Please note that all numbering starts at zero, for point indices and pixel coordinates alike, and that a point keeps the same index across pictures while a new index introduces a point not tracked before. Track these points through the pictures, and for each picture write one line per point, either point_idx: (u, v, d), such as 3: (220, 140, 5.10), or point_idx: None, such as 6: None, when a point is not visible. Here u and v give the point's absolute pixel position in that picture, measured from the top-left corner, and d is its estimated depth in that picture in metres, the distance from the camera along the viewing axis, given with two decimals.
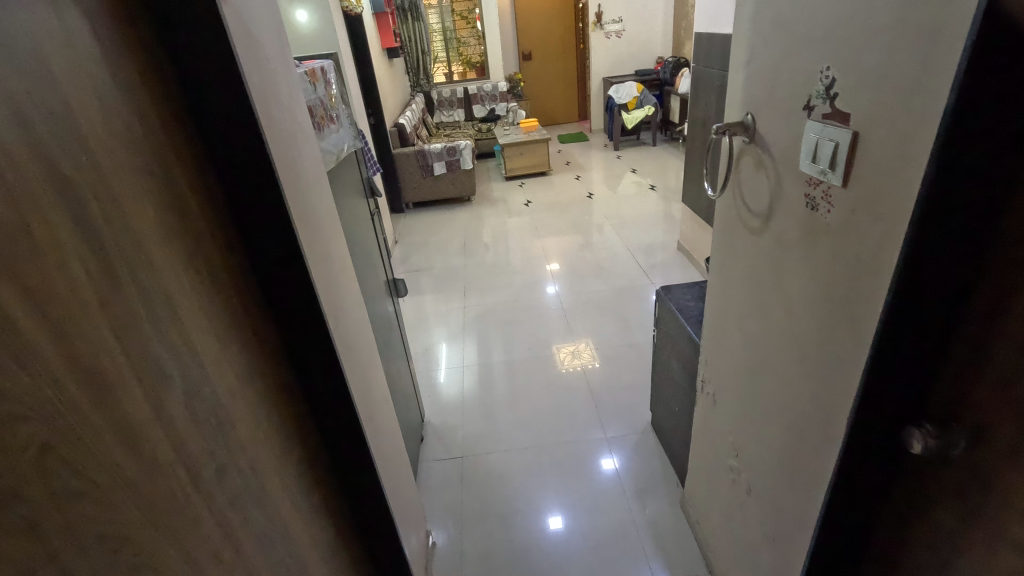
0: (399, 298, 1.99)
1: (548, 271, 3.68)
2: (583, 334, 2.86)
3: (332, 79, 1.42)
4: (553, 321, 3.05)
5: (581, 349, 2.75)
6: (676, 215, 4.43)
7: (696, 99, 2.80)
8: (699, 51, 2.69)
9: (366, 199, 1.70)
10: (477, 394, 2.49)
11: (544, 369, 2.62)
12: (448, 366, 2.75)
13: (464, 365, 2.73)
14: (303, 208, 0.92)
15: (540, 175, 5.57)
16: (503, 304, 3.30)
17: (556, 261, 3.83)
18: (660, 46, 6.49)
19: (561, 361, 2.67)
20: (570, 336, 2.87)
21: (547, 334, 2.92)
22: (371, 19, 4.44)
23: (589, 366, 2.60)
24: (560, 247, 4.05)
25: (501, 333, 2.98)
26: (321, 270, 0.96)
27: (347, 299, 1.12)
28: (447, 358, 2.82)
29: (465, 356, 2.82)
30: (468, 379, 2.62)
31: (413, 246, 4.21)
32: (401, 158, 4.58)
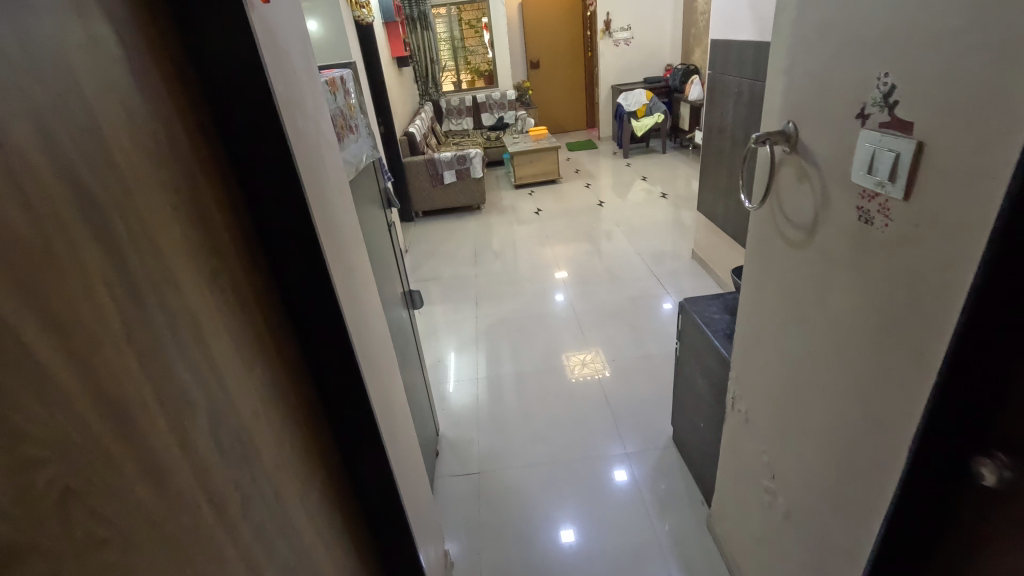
0: (414, 309, 1.94)
1: (558, 280, 3.64)
2: (596, 345, 2.82)
3: (351, 88, 1.40)
4: (565, 330, 3.01)
5: (592, 358, 2.72)
6: (687, 223, 4.39)
7: (712, 106, 2.76)
8: (715, 58, 2.66)
9: (383, 209, 1.67)
10: (490, 406, 2.45)
11: (557, 380, 2.58)
12: (458, 377, 2.70)
13: (475, 376, 2.69)
14: (328, 221, 0.88)
15: (549, 183, 5.55)
16: (515, 314, 3.26)
17: (565, 270, 3.80)
18: (669, 53, 6.48)
19: (571, 370, 2.64)
20: (582, 346, 2.83)
21: (561, 344, 2.88)
22: (381, 28, 4.44)
23: (600, 376, 2.57)
24: (570, 255, 4.02)
25: (512, 344, 2.94)
26: (345, 285, 0.92)
27: (369, 313, 1.08)
28: (458, 369, 2.78)
29: (477, 367, 2.78)
30: (481, 390, 2.57)
31: (423, 255, 4.18)
32: (411, 167, 4.57)
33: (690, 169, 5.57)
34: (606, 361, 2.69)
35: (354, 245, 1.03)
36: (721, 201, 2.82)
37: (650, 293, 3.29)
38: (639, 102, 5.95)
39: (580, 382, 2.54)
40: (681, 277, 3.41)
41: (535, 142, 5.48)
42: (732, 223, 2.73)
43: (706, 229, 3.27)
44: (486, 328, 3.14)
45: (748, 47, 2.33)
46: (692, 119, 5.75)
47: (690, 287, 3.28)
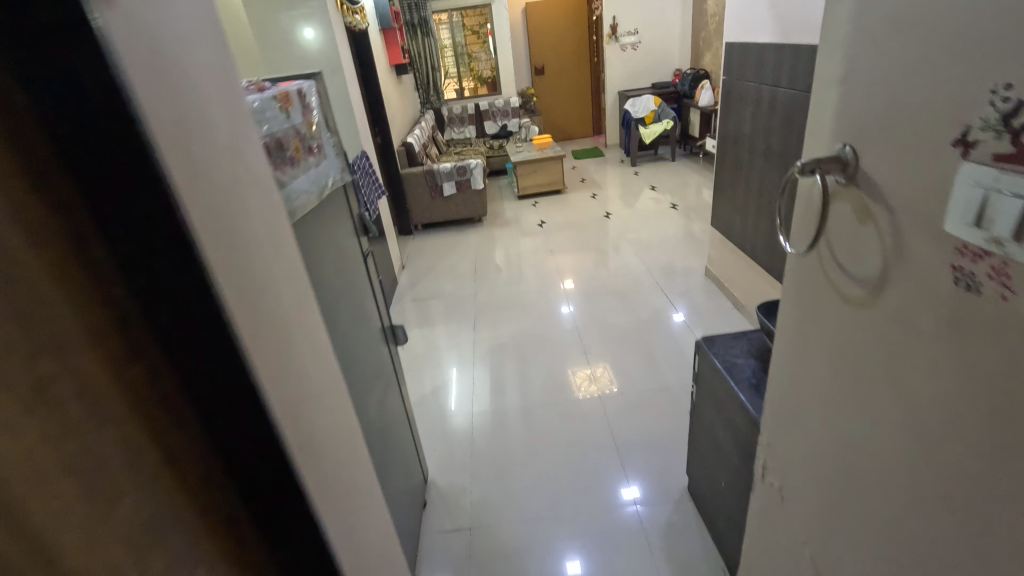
0: (398, 345, 1.74)
1: (563, 291, 3.52)
2: (604, 362, 2.68)
3: (314, 103, 1.20)
4: (569, 353, 2.81)
5: (598, 374, 2.61)
6: (699, 235, 4.17)
7: (727, 114, 2.55)
8: (730, 63, 2.46)
9: (359, 238, 1.48)
10: (490, 437, 2.29)
11: (562, 405, 2.42)
12: (458, 400, 2.56)
13: (475, 401, 2.54)
14: (249, 281, 0.68)
15: (554, 193, 5.34)
16: (516, 336, 3.06)
17: (571, 279, 3.69)
18: (678, 57, 6.27)
19: (577, 388, 2.53)
20: (587, 362, 2.72)
21: (567, 363, 2.73)
22: (377, 35, 4.28)
23: (606, 392, 2.47)
24: (574, 265, 3.90)
25: (513, 368, 2.76)
26: (275, 359, 0.72)
27: (320, 381, 0.88)
28: (458, 391, 2.63)
29: (477, 389, 2.63)
30: (482, 414, 2.44)
31: (421, 271, 3.98)
32: (409, 179, 4.39)
33: (701, 178, 5.34)
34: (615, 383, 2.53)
35: (297, 300, 0.83)
36: (737, 218, 2.60)
37: (662, 312, 3.07)
38: (648, 108, 5.73)
39: (588, 405, 2.39)
40: (695, 296, 3.18)
41: (539, 151, 5.28)
42: (750, 242, 2.50)
43: (720, 246, 3.04)
44: (485, 351, 2.95)
45: (768, 50, 2.12)
46: (703, 126, 5.52)
47: (705, 306, 3.05)
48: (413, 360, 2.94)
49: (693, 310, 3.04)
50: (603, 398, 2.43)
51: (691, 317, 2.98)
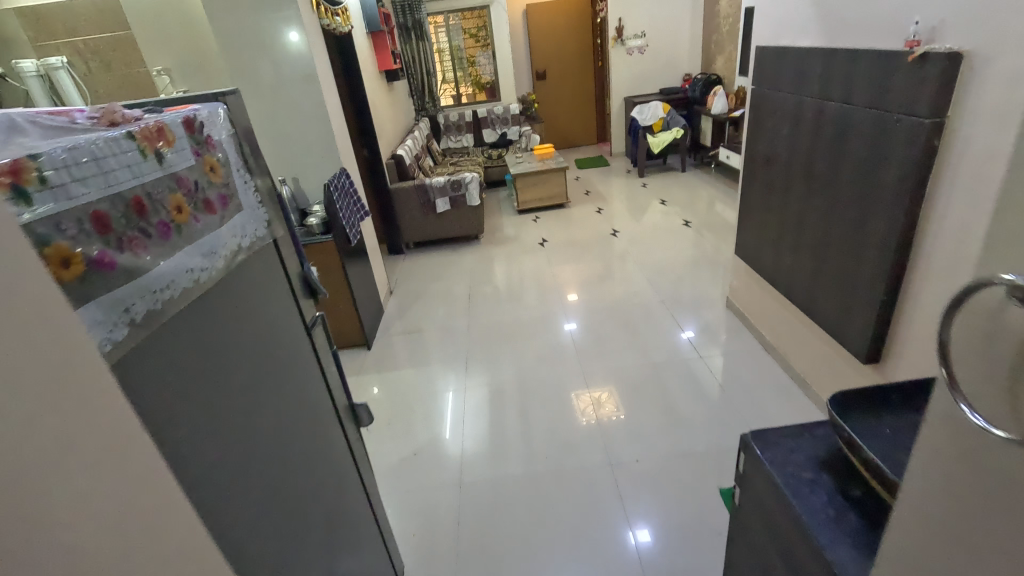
0: (362, 428, 1.39)
1: (565, 304, 3.33)
2: (610, 384, 2.49)
3: (219, 135, 0.86)
4: (571, 382, 2.55)
5: (602, 398, 2.41)
6: (715, 257, 3.81)
7: (756, 130, 2.21)
8: (762, 69, 2.10)
9: (301, 305, 1.13)
10: (486, 468, 2.11)
11: (567, 440, 2.19)
12: (454, 423, 2.38)
13: (470, 427, 2.34)
14: None
15: (556, 207, 5.00)
16: (513, 368, 2.73)
17: (574, 292, 3.48)
18: (688, 62, 5.93)
19: (581, 411, 2.34)
20: (588, 383, 2.52)
21: (571, 384, 2.53)
22: (364, 38, 3.94)
23: (610, 418, 2.28)
24: (577, 276, 3.72)
25: (511, 410, 2.42)
26: None
27: None
28: (456, 411, 2.46)
29: (475, 409, 2.46)
30: (480, 436, 2.29)
31: (410, 297, 3.62)
32: (399, 194, 4.05)
33: (713, 190, 4.99)
34: (620, 408, 2.33)
35: (114, 482, 0.48)
36: (766, 249, 2.26)
37: (678, 342, 2.73)
38: (656, 116, 5.38)
39: (592, 432, 2.21)
40: (713, 328, 2.82)
41: (540, 162, 4.94)
42: (783, 278, 2.16)
43: (743, 275, 2.69)
44: (479, 388, 2.61)
45: (811, 55, 1.78)
46: (716, 135, 5.18)
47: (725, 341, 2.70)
48: (396, 395, 2.63)
49: (712, 343, 2.69)
50: (609, 426, 2.23)
51: (709, 350, 2.63)
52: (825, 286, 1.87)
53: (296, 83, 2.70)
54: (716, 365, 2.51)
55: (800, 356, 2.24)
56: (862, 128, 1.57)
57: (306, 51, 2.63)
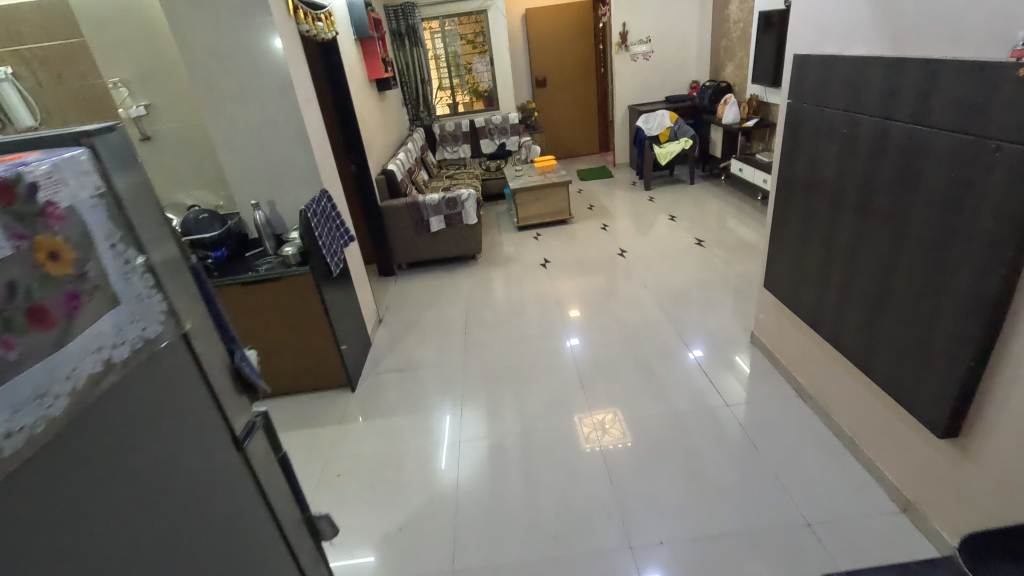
0: (327, 543, 1.09)
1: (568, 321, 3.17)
2: (613, 406, 2.37)
3: (67, 199, 0.57)
4: (574, 403, 2.44)
5: (608, 422, 2.28)
6: (731, 278, 3.52)
7: (793, 150, 1.93)
8: (801, 82, 1.82)
9: (235, 406, 0.84)
10: (485, 499, 2.00)
11: (572, 469, 2.07)
12: (451, 453, 2.25)
13: (468, 455, 2.22)
14: None
15: (558, 223, 4.71)
16: (515, 402, 2.51)
17: (578, 309, 3.31)
18: (695, 68, 5.66)
19: (585, 437, 2.22)
20: (594, 404, 2.41)
21: (573, 407, 2.41)
22: (352, 45, 3.66)
23: (617, 446, 2.14)
24: (580, 292, 3.53)
25: (514, 444, 2.25)
26: None
27: None
28: (453, 439, 2.33)
29: (473, 436, 2.33)
30: (477, 464, 2.17)
31: (402, 326, 3.32)
32: (390, 213, 3.77)
33: (724, 204, 4.71)
34: (626, 433, 2.20)
35: None
36: (805, 285, 1.97)
37: (694, 371, 2.50)
38: (663, 125, 5.11)
39: (597, 463, 2.07)
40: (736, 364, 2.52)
41: (541, 175, 4.66)
42: (827, 321, 1.87)
43: (771, 308, 2.40)
44: (480, 427, 2.38)
45: (870, 64, 1.49)
46: (727, 145, 4.91)
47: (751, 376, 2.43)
48: (385, 440, 2.37)
49: (734, 377, 2.42)
50: (615, 457, 2.09)
51: (731, 385, 2.37)
52: (887, 338, 1.58)
53: (271, 96, 2.42)
54: (740, 400, 2.27)
55: (845, 409, 1.96)
56: (946, 155, 1.29)
57: (282, 60, 2.35)
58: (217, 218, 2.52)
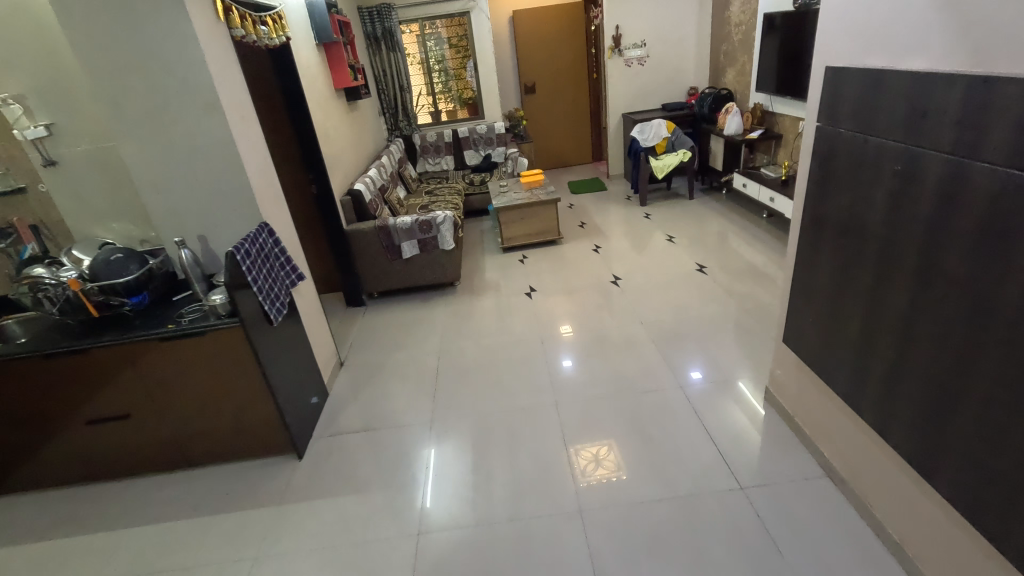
0: None
1: (560, 338, 3.02)
2: (609, 435, 2.21)
3: None
4: (568, 429, 2.29)
5: (603, 454, 2.13)
6: (738, 309, 3.15)
7: (826, 185, 1.55)
8: (838, 102, 1.45)
9: None
10: (468, 536, 1.87)
11: (560, 499, 1.95)
12: (435, 488, 2.09)
13: (453, 492, 2.06)
14: None
15: (547, 243, 4.33)
16: (504, 428, 2.37)
17: (569, 325, 3.16)
18: (694, 73, 5.30)
19: (578, 470, 2.07)
20: (589, 431, 2.25)
21: (564, 432, 2.28)
22: (312, 51, 3.27)
23: (613, 480, 2.00)
24: (574, 305, 3.37)
25: (505, 471, 2.13)
26: None
27: None
28: (436, 473, 2.17)
29: (457, 471, 2.17)
30: (461, 497, 2.03)
31: (367, 369, 2.93)
32: (357, 238, 3.39)
33: (726, 222, 4.35)
34: (623, 465, 2.06)
35: None
36: (843, 352, 1.59)
37: (696, 405, 2.32)
38: (660, 135, 4.76)
39: (592, 500, 1.93)
40: (735, 390, 2.40)
41: (527, 191, 4.28)
42: (873, 401, 1.49)
43: (790, 363, 2.03)
44: (471, 451, 2.26)
45: (942, 84, 1.12)
46: (729, 158, 4.54)
47: (763, 415, 2.22)
48: (353, 491, 2.12)
49: (735, 403, 2.31)
50: (612, 492, 1.94)
51: (736, 415, 2.23)
52: (959, 445, 1.21)
53: (194, 115, 2.02)
54: (753, 449, 2.04)
55: (891, 505, 1.60)
56: None
57: (206, 73, 1.96)
58: (134, 257, 2.12)
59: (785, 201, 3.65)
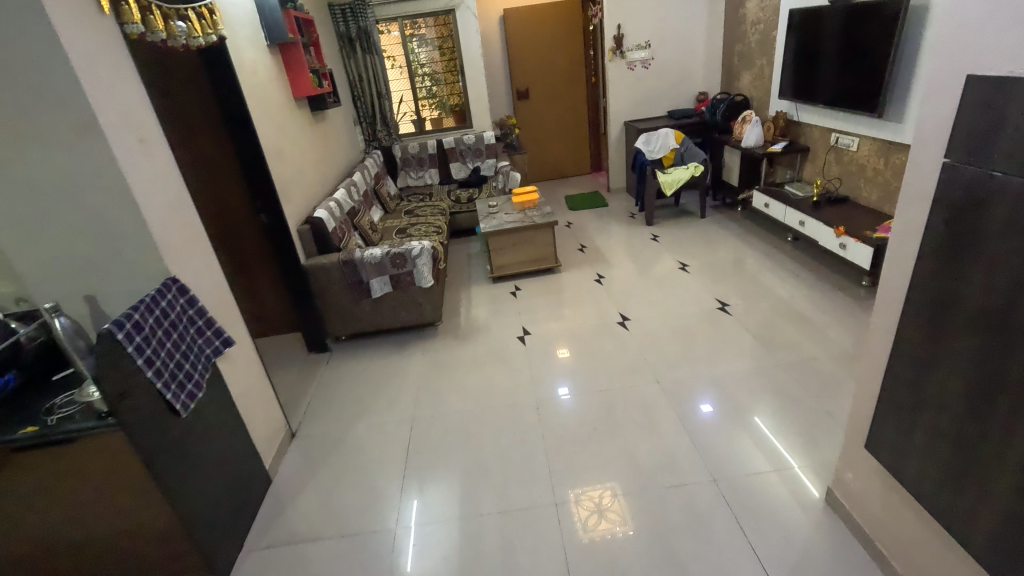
0: None
1: (557, 364, 2.73)
2: (612, 478, 1.99)
3: None
4: (569, 468, 2.08)
5: (607, 504, 1.89)
6: (774, 353, 2.60)
7: (964, 252, 1.04)
8: (996, 132, 0.94)
9: None
10: None
11: (560, 558, 1.73)
12: (418, 544, 1.85)
13: (439, 550, 1.82)
14: None
15: (544, 271, 3.81)
16: (494, 470, 2.12)
17: (566, 347, 2.88)
18: (704, 78, 4.80)
19: (580, 521, 1.84)
20: (591, 474, 2.03)
21: (562, 475, 2.05)
22: (261, 53, 2.74)
23: (617, 535, 1.77)
24: (572, 327, 3.06)
25: (498, 519, 1.90)
26: None
27: None
28: (418, 524, 1.92)
29: (442, 524, 1.92)
30: (445, 555, 1.80)
31: (324, 438, 2.41)
32: (318, 275, 2.87)
33: (744, 245, 3.83)
34: (630, 517, 1.84)
35: None
36: (990, 498, 1.07)
37: (711, 447, 2.07)
38: (667, 147, 4.30)
39: (592, 561, 1.70)
40: (752, 428, 2.15)
41: (520, 212, 3.77)
42: None
43: (870, 469, 1.52)
44: (461, 493, 2.04)
45: None
46: (747, 173, 4.05)
47: (791, 464, 1.96)
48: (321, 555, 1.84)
49: (754, 443, 2.07)
50: (616, 553, 1.72)
51: (756, 459, 1.99)
52: None
53: (62, 141, 1.49)
54: (790, 521, 1.73)
55: None
56: None
57: (73, 83, 1.43)
58: None
59: (819, 225, 3.12)
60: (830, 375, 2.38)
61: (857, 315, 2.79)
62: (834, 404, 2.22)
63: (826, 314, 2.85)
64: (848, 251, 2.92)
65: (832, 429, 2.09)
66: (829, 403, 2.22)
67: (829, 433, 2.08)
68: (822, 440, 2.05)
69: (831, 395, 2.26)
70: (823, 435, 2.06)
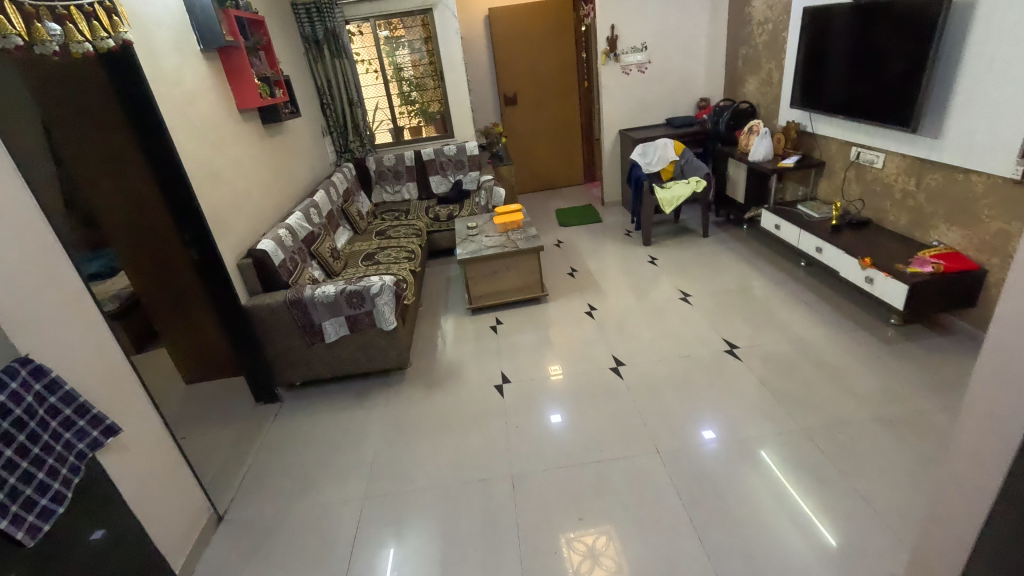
0: None
1: (547, 392, 2.52)
2: (608, 520, 1.82)
3: None
4: (560, 495, 1.96)
5: (601, 550, 1.72)
6: (793, 408, 2.22)
7: None
8: None
9: None
10: None
11: None
12: None
13: None
14: None
15: (528, 301, 3.40)
16: (478, 505, 1.97)
17: (558, 363, 2.73)
18: (705, 82, 4.42)
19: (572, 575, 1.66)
20: (582, 514, 1.87)
21: (545, 520, 1.87)
22: (190, 60, 2.34)
23: None
24: (558, 368, 2.69)
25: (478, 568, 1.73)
26: None
27: None
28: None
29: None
30: None
31: (258, 520, 2.01)
32: (261, 316, 2.47)
33: (751, 269, 3.45)
34: (627, 566, 1.67)
35: None
36: None
37: (718, 486, 1.90)
38: (666, 159, 3.91)
39: None
40: (761, 465, 1.96)
41: (502, 234, 3.37)
42: None
43: None
44: (438, 534, 1.87)
45: None
46: (754, 188, 3.66)
47: (803, 509, 1.77)
48: None
49: (763, 484, 1.88)
50: None
51: (767, 507, 1.79)
52: None
53: None
54: None
55: None
56: None
57: None
58: None
59: (838, 253, 2.73)
60: (861, 444, 1.99)
61: (886, 362, 2.40)
62: (870, 485, 1.82)
63: (851, 361, 2.45)
64: (875, 286, 2.52)
65: (867, 517, 1.71)
66: (862, 483, 1.84)
67: (866, 525, 1.69)
68: (856, 530, 1.67)
69: (864, 471, 1.88)
70: (858, 527, 1.69)
